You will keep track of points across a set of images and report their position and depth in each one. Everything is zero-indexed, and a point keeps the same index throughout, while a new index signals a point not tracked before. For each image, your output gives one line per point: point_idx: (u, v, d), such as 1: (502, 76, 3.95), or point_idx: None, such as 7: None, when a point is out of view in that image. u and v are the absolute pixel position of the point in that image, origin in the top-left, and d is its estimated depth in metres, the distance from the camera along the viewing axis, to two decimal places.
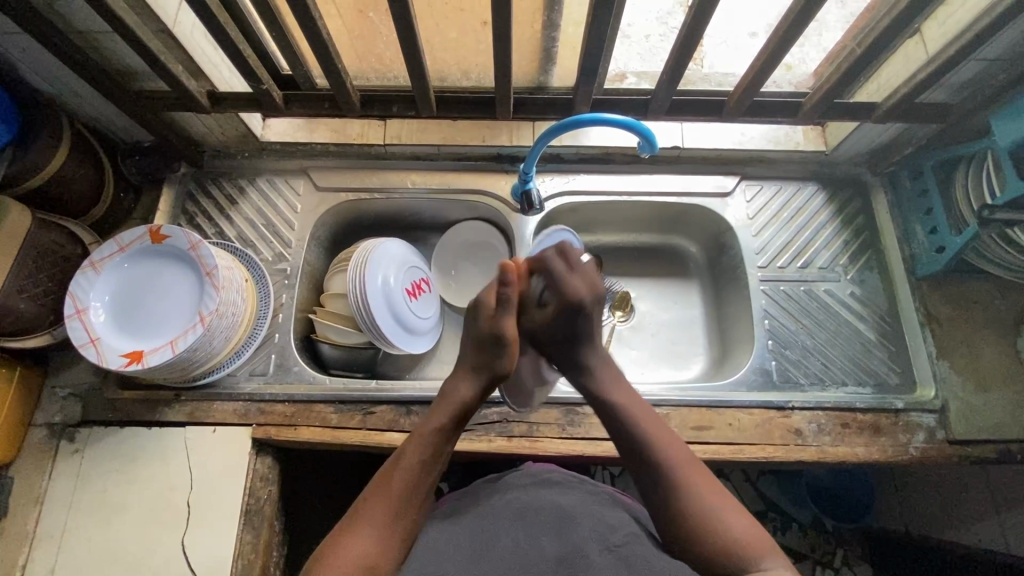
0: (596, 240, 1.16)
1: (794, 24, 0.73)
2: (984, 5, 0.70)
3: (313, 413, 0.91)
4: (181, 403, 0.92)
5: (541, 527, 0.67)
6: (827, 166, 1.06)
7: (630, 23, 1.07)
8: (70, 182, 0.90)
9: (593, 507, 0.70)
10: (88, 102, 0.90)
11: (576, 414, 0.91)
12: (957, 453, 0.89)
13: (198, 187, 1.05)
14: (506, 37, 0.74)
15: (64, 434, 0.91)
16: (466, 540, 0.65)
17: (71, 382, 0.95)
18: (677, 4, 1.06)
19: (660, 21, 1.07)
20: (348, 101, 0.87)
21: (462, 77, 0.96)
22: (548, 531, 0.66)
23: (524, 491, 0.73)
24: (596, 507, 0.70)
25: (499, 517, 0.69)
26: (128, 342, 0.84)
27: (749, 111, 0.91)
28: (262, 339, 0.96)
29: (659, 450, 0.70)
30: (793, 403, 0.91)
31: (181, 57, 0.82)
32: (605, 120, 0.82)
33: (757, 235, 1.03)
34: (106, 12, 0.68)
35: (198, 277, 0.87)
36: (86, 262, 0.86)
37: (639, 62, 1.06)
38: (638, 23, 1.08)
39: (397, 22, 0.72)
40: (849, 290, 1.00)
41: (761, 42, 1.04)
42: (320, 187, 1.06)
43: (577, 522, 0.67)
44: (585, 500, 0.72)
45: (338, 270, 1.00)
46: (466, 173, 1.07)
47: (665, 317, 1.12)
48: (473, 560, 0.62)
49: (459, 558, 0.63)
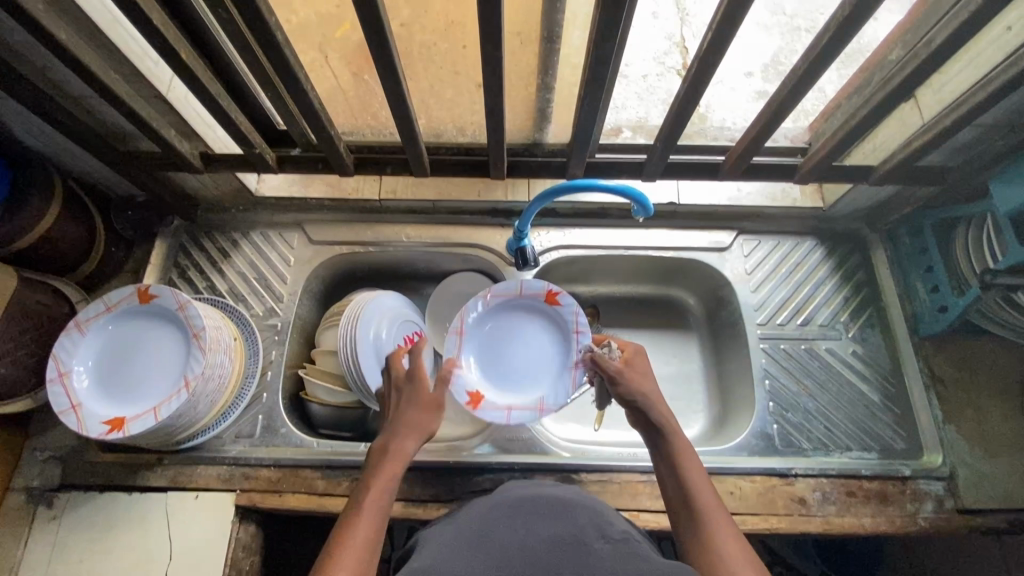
0: (593, 290, 1.14)
1: (789, 98, 0.72)
2: (980, 79, 0.70)
3: (299, 479, 0.88)
4: (164, 466, 0.89)
5: (541, 517, 0.63)
6: (826, 221, 1.05)
7: (628, 64, 1.09)
8: (59, 240, 0.89)
9: (595, 496, 0.66)
10: (81, 160, 0.90)
11: (571, 481, 0.88)
12: (967, 523, 0.85)
13: (191, 240, 1.05)
14: (499, 107, 0.74)
15: (42, 499, 0.88)
16: (464, 540, 0.61)
17: (51, 443, 0.92)
18: (673, 46, 1.10)
19: (657, 61, 1.09)
20: (341, 162, 0.87)
21: (459, 133, 0.96)
22: (547, 520, 0.62)
23: (523, 485, 0.69)
24: (589, 501, 0.66)
25: (498, 509, 0.65)
26: (110, 407, 0.82)
27: (747, 171, 0.90)
28: (250, 399, 0.94)
29: (691, 486, 0.66)
30: (796, 470, 0.88)
31: (174, 120, 0.82)
32: (600, 187, 0.82)
33: (756, 290, 1.02)
34: (100, 86, 0.68)
35: (185, 338, 0.86)
36: (71, 323, 0.84)
37: (637, 102, 1.06)
38: (636, 64, 1.09)
39: (390, 94, 0.72)
40: (852, 349, 0.98)
41: (757, 83, 1.07)
42: (313, 241, 1.05)
43: (576, 514, 0.63)
44: (579, 494, 0.67)
45: (329, 326, 0.98)
46: (461, 226, 1.06)
47: (664, 371, 1.09)
48: (475, 555, 0.58)
49: (459, 555, 0.58)
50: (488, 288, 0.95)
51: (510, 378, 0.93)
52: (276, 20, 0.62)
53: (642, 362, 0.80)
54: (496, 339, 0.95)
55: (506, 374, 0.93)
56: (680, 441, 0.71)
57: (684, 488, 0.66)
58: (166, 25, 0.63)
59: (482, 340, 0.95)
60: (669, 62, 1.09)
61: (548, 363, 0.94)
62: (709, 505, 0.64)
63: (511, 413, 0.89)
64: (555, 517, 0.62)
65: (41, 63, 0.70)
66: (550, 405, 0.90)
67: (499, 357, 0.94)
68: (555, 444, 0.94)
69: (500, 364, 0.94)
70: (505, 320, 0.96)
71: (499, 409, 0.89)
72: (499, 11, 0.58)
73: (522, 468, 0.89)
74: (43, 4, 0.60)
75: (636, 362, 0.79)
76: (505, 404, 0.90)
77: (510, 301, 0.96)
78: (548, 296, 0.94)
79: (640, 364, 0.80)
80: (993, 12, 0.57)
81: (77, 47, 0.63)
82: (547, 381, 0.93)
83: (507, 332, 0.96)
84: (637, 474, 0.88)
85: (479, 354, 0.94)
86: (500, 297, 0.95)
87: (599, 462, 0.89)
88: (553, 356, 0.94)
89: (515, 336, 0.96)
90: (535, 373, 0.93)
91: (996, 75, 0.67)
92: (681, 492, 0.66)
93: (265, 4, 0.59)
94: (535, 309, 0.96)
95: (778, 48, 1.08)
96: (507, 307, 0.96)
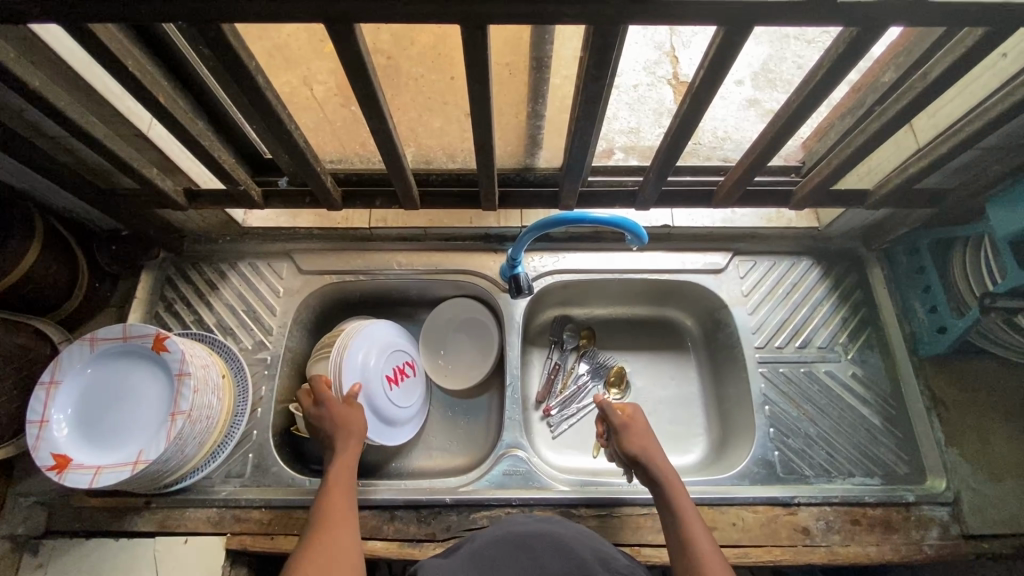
0: (589, 312, 1.12)
1: (781, 134, 0.71)
2: (975, 110, 0.69)
3: (291, 520, 0.86)
4: (153, 509, 0.87)
5: (545, 557, 0.64)
6: (822, 241, 1.05)
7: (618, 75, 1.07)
8: (41, 279, 0.86)
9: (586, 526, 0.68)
10: (64, 196, 0.88)
11: (571, 515, 0.86)
12: (974, 549, 0.84)
13: (178, 272, 1.03)
14: (490, 142, 0.72)
15: (28, 547, 0.85)
16: None
17: (36, 489, 0.89)
18: (663, 56, 1.08)
19: (647, 72, 1.07)
20: (328, 196, 0.85)
21: (449, 160, 0.94)
22: (553, 559, 0.64)
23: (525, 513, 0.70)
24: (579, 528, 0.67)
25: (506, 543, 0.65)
26: (111, 463, 0.78)
27: (740, 198, 0.89)
28: (240, 436, 0.92)
29: (688, 530, 0.70)
30: (799, 498, 0.87)
31: (157, 157, 0.80)
32: (593, 219, 0.79)
33: (754, 312, 1.01)
34: (79, 131, 0.66)
35: (161, 375, 0.84)
36: (31, 408, 0.79)
37: (628, 112, 1.04)
38: (626, 75, 1.07)
39: (378, 133, 0.70)
40: (851, 371, 0.97)
41: (748, 92, 1.04)
42: (304, 270, 1.03)
43: (577, 548, 0.64)
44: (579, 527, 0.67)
45: (319, 359, 0.95)
46: (454, 253, 1.05)
47: (663, 394, 1.07)
48: None
49: None
50: (53, 369, 0.82)
51: (119, 431, 0.81)
52: (257, 64, 0.60)
53: (640, 414, 0.83)
54: (88, 407, 0.82)
55: (118, 431, 0.81)
56: (682, 502, 0.73)
57: (691, 548, 0.68)
58: (143, 70, 0.61)
59: (87, 411, 0.82)
60: (659, 72, 1.07)
61: (134, 399, 0.83)
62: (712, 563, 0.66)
63: (177, 414, 0.79)
64: (560, 556, 0.64)
65: (15, 107, 0.68)
66: (150, 334, 0.83)
67: (386, 375, 0.97)
68: (553, 475, 0.91)
69: (135, 382, 0.84)
70: (370, 344, 0.96)
71: (156, 436, 0.79)
72: (486, 52, 0.56)
73: (520, 503, 0.87)
74: (14, 52, 0.58)
75: (637, 416, 0.82)
76: (118, 455, 0.79)
77: (82, 366, 0.84)
78: (96, 338, 0.84)
79: (640, 420, 0.82)
80: (989, 48, 0.56)
81: (54, 93, 0.62)
82: (151, 415, 0.82)
83: (374, 355, 0.96)
84: (638, 506, 0.87)
85: (370, 389, 0.93)
86: (69, 369, 0.83)
87: (600, 496, 0.87)
88: (112, 397, 0.83)
89: (382, 347, 0.98)
90: (137, 413, 0.83)
91: (993, 102, 0.66)
92: (684, 556, 0.68)
93: (246, 50, 0.58)
94: (99, 358, 0.85)
95: (767, 55, 1.06)
96: (82, 370, 0.83)
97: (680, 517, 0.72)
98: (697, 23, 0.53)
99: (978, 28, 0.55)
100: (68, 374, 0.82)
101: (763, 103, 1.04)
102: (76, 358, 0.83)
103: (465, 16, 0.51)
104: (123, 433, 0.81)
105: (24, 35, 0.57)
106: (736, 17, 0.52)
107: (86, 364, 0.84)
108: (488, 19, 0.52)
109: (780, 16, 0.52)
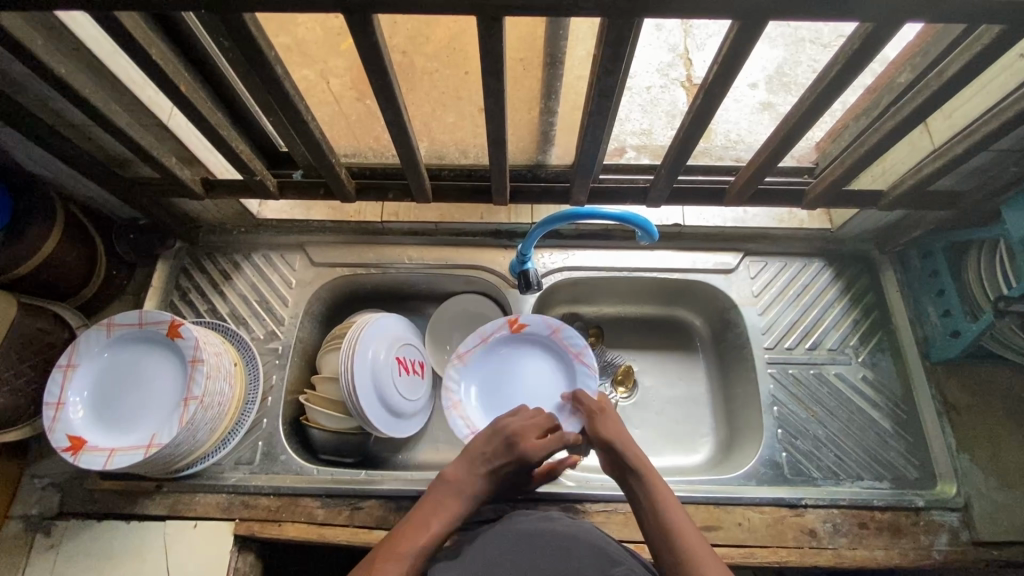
0: (598, 310, 1.12)
1: (793, 130, 0.71)
2: (990, 111, 0.68)
3: (298, 508, 0.87)
4: (163, 493, 0.89)
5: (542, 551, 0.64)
6: (834, 242, 1.04)
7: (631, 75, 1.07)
8: (61, 265, 0.88)
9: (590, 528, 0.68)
10: (85, 185, 0.90)
11: (576, 510, 0.86)
12: (983, 556, 0.83)
13: (192, 262, 1.04)
14: (502, 135, 0.73)
15: (40, 527, 0.87)
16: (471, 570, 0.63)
17: (51, 471, 0.91)
18: (676, 57, 1.08)
19: (660, 73, 1.07)
20: (341, 187, 0.85)
21: (462, 156, 0.93)
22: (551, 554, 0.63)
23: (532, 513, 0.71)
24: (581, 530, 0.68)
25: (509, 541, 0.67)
26: (125, 445, 0.80)
27: (753, 198, 0.89)
28: (250, 425, 0.93)
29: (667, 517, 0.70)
30: (806, 500, 0.86)
31: (176, 147, 0.82)
32: (602, 214, 0.79)
33: (764, 313, 1.00)
34: (100, 118, 0.67)
35: (175, 360, 0.85)
36: (48, 392, 0.81)
37: (641, 113, 1.04)
38: (639, 76, 1.08)
39: (391, 125, 0.71)
40: (861, 374, 0.96)
41: (761, 95, 1.04)
42: (315, 262, 1.04)
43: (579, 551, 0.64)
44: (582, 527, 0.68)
45: (329, 350, 0.96)
46: (464, 248, 1.06)
47: (670, 393, 1.06)
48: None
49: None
50: (68, 354, 0.83)
51: (133, 415, 0.83)
52: (275, 54, 0.61)
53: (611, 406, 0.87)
54: (102, 392, 0.84)
55: (132, 415, 0.83)
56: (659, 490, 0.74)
57: (673, 542, 0.68)
58: (166, 60, 0.62)
59: (101, 396, 0.84)
60: (672, 74, 1.07)
61: (147, 385, 0.85)
62: (699, 552, 0.66)
63: (189, 399, 0.81)
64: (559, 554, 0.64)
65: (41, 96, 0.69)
66: (163, 322, 0.85)
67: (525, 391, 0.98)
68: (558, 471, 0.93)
69: (148, 368, 0.86)
70: (511, 347, 1.00)
71: (170, 420, 0.81)
72: (500, 44, 0.57)
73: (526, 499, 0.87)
74: (40, 39, 0.59)
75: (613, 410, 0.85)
76: (132, 439, 0.80)
77: (97, 351, 0.85)
78: (110, 325, 0.86)
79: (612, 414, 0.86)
80: (1006, 47, 0.56)
81: (78, 81, 0.63)
82: (164, 400, 0.84)
83: (509, 367, 0.99)
84: None
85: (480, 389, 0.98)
86: (84, 354, 0.84)
87: (605, 493, 0.87)
88: (126, 382, 0.85)
89: (529, 367, 0.99)
90: (151, 399, 0.84)
91: (1009, 102, 0.65)
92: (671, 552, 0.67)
93: (265, 40, 0.59)
94: (115, 345, 0.86)
95: (782, 59, 1.06)
96: (96, 355, 0.85)
97: (657, 508, 0.72)
98: (711, 17, 0.53)
99: (994, 27, 0.55)
100: (84, 359, 0.84)
101: (776, 106, 1.03)
102: (92, 344, 0.85)
103: (481, 8, 0.52)
104: (137, 418, 0.83)
105: (52, 22, 0.59)
106: (751, 11, 0.52)
107: (102, 349, 0.86)
108: (504, 12, 0.53)
109: (794, 11, 0.52)
